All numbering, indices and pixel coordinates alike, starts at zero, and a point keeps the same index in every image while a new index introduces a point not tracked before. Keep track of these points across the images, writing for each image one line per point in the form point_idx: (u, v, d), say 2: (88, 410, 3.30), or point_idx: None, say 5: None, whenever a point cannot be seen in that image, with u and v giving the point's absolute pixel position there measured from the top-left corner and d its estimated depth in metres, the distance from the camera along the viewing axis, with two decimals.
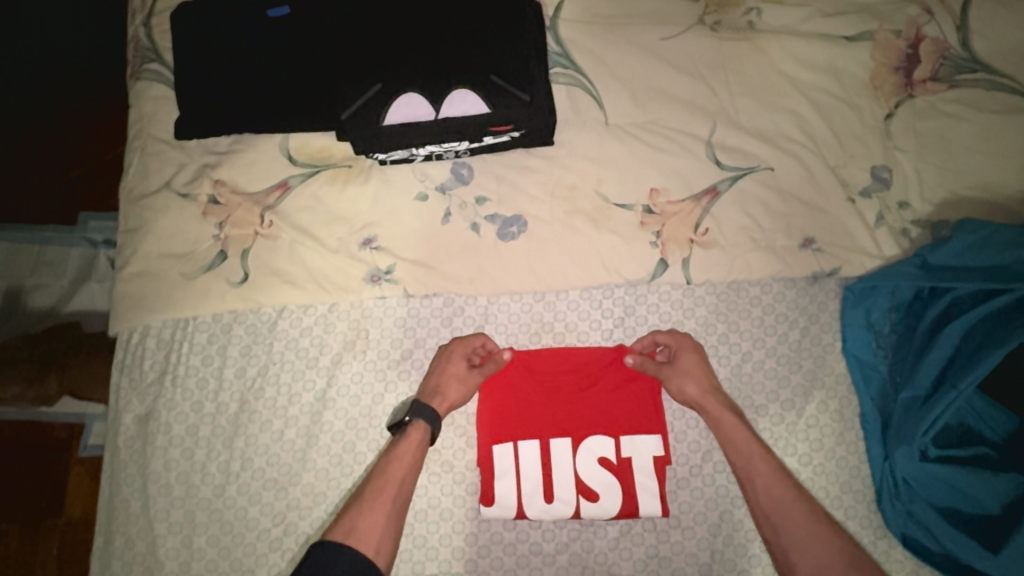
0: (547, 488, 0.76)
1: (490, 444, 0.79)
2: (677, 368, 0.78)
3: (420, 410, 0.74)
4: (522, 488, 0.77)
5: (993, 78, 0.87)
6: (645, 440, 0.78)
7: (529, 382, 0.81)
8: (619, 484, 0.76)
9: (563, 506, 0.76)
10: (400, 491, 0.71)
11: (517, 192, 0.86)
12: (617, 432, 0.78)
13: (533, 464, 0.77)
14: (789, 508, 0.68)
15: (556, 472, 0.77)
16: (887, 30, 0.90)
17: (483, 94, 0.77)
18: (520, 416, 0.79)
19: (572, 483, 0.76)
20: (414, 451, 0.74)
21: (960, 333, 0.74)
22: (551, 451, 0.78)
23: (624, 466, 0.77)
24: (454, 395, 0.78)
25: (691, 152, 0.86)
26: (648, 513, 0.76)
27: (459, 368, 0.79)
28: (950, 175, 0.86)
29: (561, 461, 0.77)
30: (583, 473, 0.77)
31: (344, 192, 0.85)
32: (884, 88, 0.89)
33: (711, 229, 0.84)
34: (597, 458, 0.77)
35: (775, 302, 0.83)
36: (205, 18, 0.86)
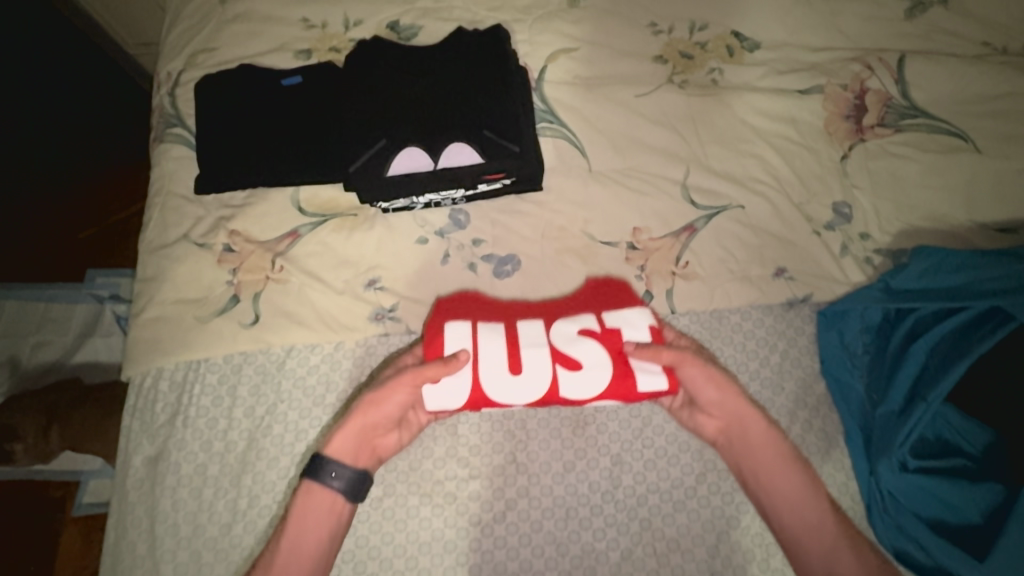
0: (514, 362, 0.74)
1: (446, 332, 0.77)
2: (695, 378, 0.75)
3: (323, 468, 0.72)
4: (492, 361, 0.74)
5: (931, 122, 0.98)
6: (632, 313, 0.79)
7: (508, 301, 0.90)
8: (608, 356, 0.75)
9: (537, 376, 0.73)
10: (317, 560, 0.70)
11: (511, 235, 0.93)
12: (601, 312, 0.81)
13: (500, 342, 0.76)
14: (805, 511, 0.71)
15: (523, 346, 0.75)
16: (834, 84, 1.02)
17: (477, 147, 0.84)
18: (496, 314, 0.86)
19: (546, 357, 0.74)
20: (320, 508, 0.72)
21: (925, 351, 0.79)
22: (521, 330, 0.77)
23: (610, 338, 0.76)
24: (368, 418, 0.74)
25: (668, 193, 0.95)
26: (648, 386, 0.73)
27: (375, 396, 0.74)
28: (904, 208, 0.95)
29: (532, 338, 0.76)
30: (561, 343, 0.76)
31: (350, 238, 0.92)
32: (837, 133, 1.00)
33: (691, 262, 0.91)
34: (578, 331, 0.77)
35: (755, 329, 0.89)
36: (226, 87, 0.96)
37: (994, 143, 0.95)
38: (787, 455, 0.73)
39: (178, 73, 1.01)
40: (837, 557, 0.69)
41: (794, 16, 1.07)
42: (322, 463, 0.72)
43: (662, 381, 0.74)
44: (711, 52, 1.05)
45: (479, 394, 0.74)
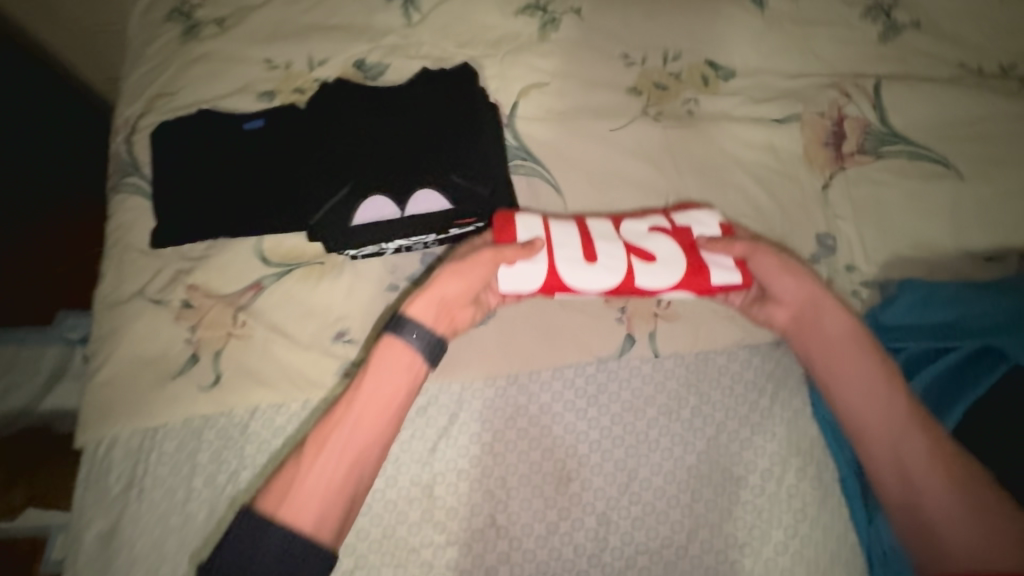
0: (589, 251, 0.79)
1: (519, 218, 0.81)
2: (767, 270, 0.81)
3: (406, 327, 0.71)
4: (569, 253, 0.79)
5: (911, 147, 0.96)
6: (699, 214, 0.85)
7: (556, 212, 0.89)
8: (678, 249, 0.81)
9: (613, 263, 0.79)
10: (385, 433, 0.69)
11: None
12: (668, 214, 0.87)
13: (574, 232, 0.81)
14: (877, 396, 0.73)
15: (596, 237, 0.81)
16: (812, 111, 1.00)
17: (445, 193, 0.81)
18: (559, 216, 0.87)
19: (621, 249, 0.80)
20: (397, 369, 0.71)
21: (920, 392, 0.76)
22: (591, 226, 0.82)
23: (682, 235, 0.82)
24: (452, 288, 0.75)
25: None
26: (721, 276, 0.80)
27: (464, 266, 0.76)
28: (890, 236, 0.92)
29: (604, 233, 0.82)
30: (635, 239, 0.82)
31: (317, 287, 0.88)
32: (817, 161, 0.98)
33: (673, 302, 0.87)
34: (648, 229, 0.83)
35: (743, 370, 0.85)
36: (183, 133, 0.92)
37: (976, 168, 0.93)
38: (866, 347, 0.75)
39: (134, 118, 0.97)
40: (903, 435, 0.70)
41: (771, 39, 1.05)
42: (403, 321, 0.71)
43: (734, 276, 0.80)
44: (686, 81, 1.03)
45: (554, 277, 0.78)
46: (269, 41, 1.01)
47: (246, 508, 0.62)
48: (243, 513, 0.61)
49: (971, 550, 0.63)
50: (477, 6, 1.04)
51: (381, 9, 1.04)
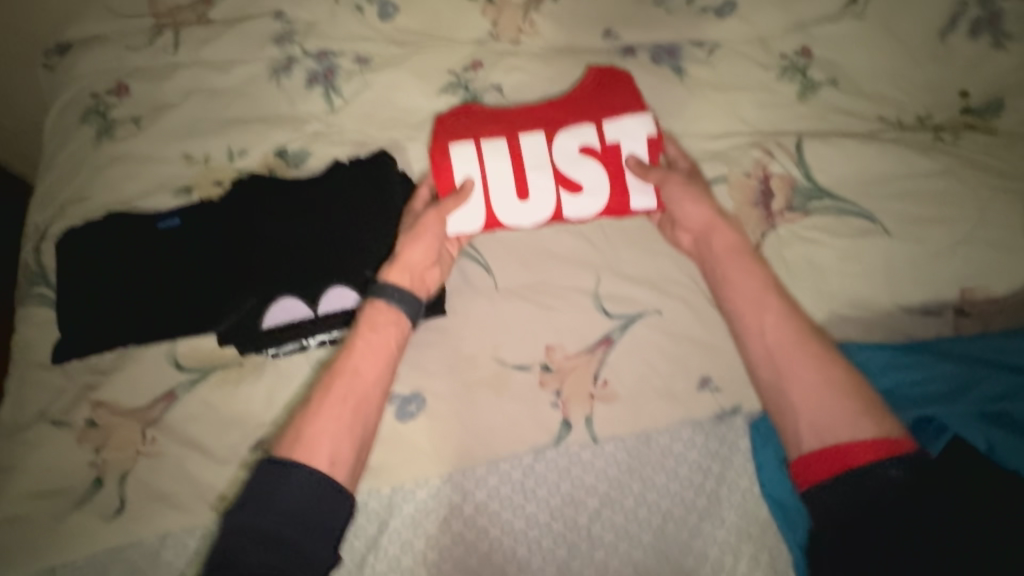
0: (522, 187, 0.89)
1: (456, 155, 0.88)
2: (676, 198, 0.87)
3: (381, 289, 0.77)
4: (504, 187, 0.89)
5: (839, 203, 0.96)
6: (624, 123, 0.92)
7: (496, 112, 0.94)
8: (602, 171, 0.91)
9: (544, 195, 0.89)
10: (377, 379, 0.74)
11: (416, 370, 0.85)
12: (599, 123, 0.92)
13: (509, 162, 0.89)
14: (763, 300, 0.76)
15: (529, 167, 0.89)
16: (738, 172, 1.00)
17: (357, 290, 0.82)
18: (499, 128, 0.92)
19: (550, 181, 0.90)
20: (378, 325, 0.76)
21: None
22: (527, 151, 0.89)
23: (607, 154, 0.91)
24: (414, 253, 0.81)
25: (579, 306, 0.89)
26: (640, 202, 0.91)
27: (415, 231, 0.82)
28: (827, 295, 0.91)
29: (538, 158, 0.89)
30: (565, 169, 0.90)
31: (236, 393, 0.82)
32: (750, 221, 0.96)
33: (610, 381, 0.84)
34: (579, 151, 0.91)
35: (687, 450, 0.81)
36: (92, 238, 0.88)
37: (906, 226, 0.92)
38: (748, 261, 0.79)
39: (46, 225, 0.94)
40: (795, 341, 0.73)
41: (694, 102, 1.05)
42: (386, 287, 0.78)
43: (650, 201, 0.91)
44: None
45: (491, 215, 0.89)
46: (187, 137, 1.00)
47: (268, 459, 0.66)
48: (262, 462, 0.66)
49: (819, 423, 0.68)
50: (400, 90, 1.04)
51: (303, 97, 1.03)
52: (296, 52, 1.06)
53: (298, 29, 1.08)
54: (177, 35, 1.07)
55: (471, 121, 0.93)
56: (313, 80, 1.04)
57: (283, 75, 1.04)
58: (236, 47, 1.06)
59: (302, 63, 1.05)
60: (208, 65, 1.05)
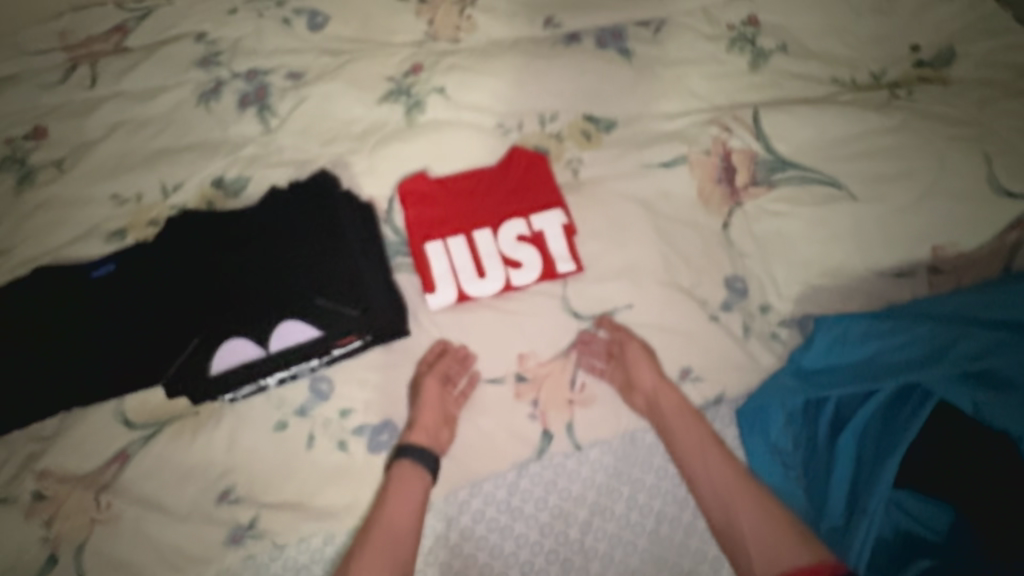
0: (479, 268, 0.86)
1: (431, 256, 0.86)
2: (636, 357, 0.80)
3: (404, 451, 0.73)
4: (461, 277, 0.85)
5: (803, 172, 0.93)
6: (552, 212, 0.90)
7: (446, 192, 0.91)
8: (538, 255, 0.87)
9: (495, 281, 0.86)
10: (411, 531, 0.71)
11: (384, 395, 0.81)
12: (526, 212, 0.90)
13: (464, 254, 0.87)
14: (705, 450, 0.73)
15: (482, 252, 0.87)
16: (697, 151, 0.96)
17: (310, 320, 0.78)
18: (447, 221, 0.89)
19: (499, 263, 0.87)
20: (407, 488, 0.73)
21: (853, 443, 0.72)
22: (477, 241, 0.88)
23: (540, 238, 0.88)
24: (423, 419, 0.76)
25: (548, 309, 0.85)
26: (567, 271, 0.87)
27: (420, 398, 0.77)
28: (799, 267, 0.88)
29: (485, 246, 0.88)
30: (507, 251, 0.88)
31: (193, 444, 0.77)
32: (714, 200, 0.94)
33: (588, 383, 0.81)
34: (517, 235, 0.88)
35: None
36: (18, 296, 0.82)
37: (871, 186, 0.89)
38: (693, 419, 0.76)
39: None
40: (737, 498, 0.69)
41: (646, 84, 1.02)
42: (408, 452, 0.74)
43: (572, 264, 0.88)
44: (567, 140, 0.99)
45: (430, 279, 0.85)
46: (114, 175, 0.93)
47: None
48: None
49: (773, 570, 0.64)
50: (337, 102, 0.99)
51: (235, 120, 0.97)
52: (223, 73, 1.00)
53: (223, 49, 1.02)
54: (93, 69, 1.01)
55: (420, 208, 0.90)
56: (244, 102, 0.98)
57: (211, 98, 0.98)
58: (158, 75, 1.00)
59: (231, 84, 0.99)
60: (129, 97, 0.99)
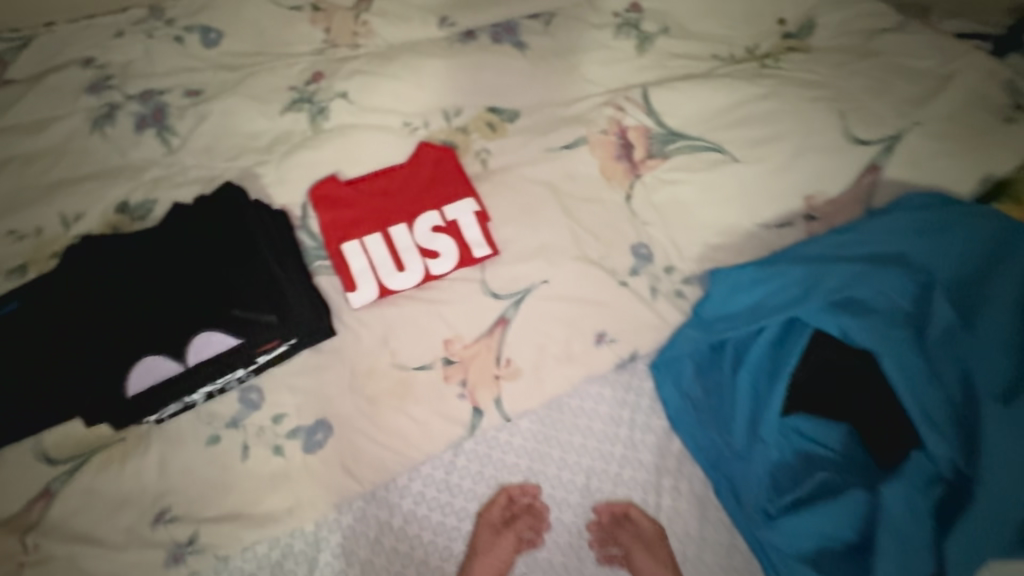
0: (398, 262, 0.89)
1: (349, 256, 0.88)
2: (644, 563, 0.75)
3: None
4: (381, 272, 0.88)
5: (692, 142, 1.00)
6: (464, 203, 0.94)
7: (360, 193, 0.94)
8: (454, 244, 0.91)
9: (414, 273, 0.89)
10: None
11: (315, 397, 0.82)
12: (439, 205, 0.94)
13: (382, 250, 0.90)
14: None
15: (400, 247, 0.90)
16: (595, 132, 1.03)
17: (228, 330, 0.78)
18: (362, 221, 0.91)
19: (417, 255, 0.90)
20: None
21: (750, 380, 0.79)
22: (393, 237, 0.91)
23: (454, 228, 0.92)
24: None
25: (468, 295, 0.89)
26: (483, 256, 0.91)
27: (480, 553, 0.75)
28: (696, 229, 0.96)
29: (402, 240, 0.91)
30: (424, 243, 0.91)
31: (122, 472, 0.76)
32: (615, 176, 1.01)
33: (512, 358, 0.85)
34: (431, 227, 0.92)
35: (598, 406, 0.85)
36: None
37: (750, 149, 0.95)
38: None
39: None
40: None
41: (543, 75, 1.08)
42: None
43: (487, 248, 0.92)
44: (473, 133, 1.03)
45: (350, 278, 0.88)
46: (8, 211, 0.90)
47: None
48: None
49: None
50: (240, 116, 0.99)
51: (135, 143, 0.96)
52: (117, 97, 0.98)
53: (115, 73, 1.00)
54: None
55: (335, 210, 0.92)
56: (142, 124, 0.97)
57: (107, 123, 0.97)
58: (47, 105, 0.97)
59: (126, 108, 0.98)
60: (17, 130, 0.96)
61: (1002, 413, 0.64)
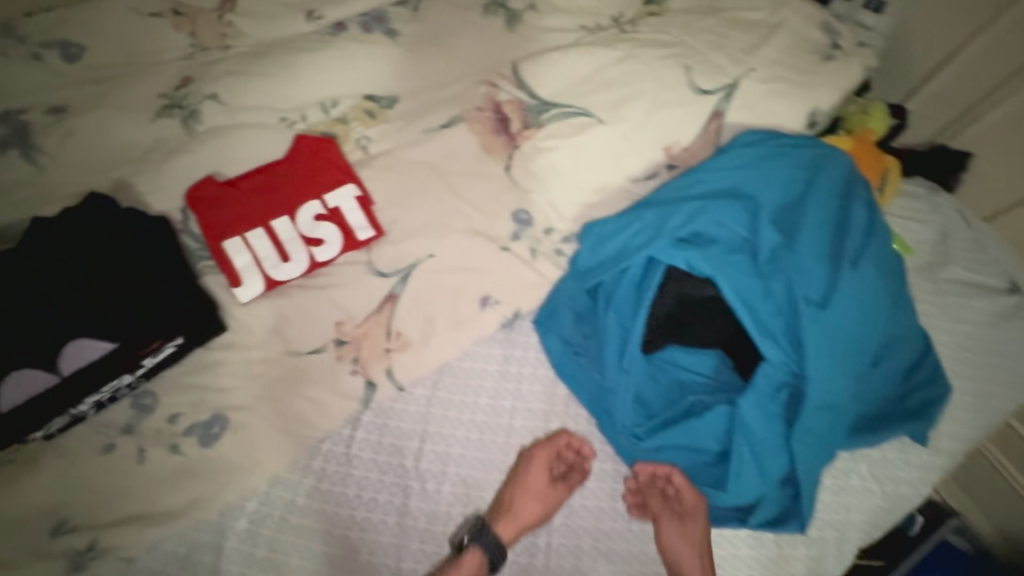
0: (282, 253, 0.91)
1: (231, 252, 0.89)
2: (669, 530, 0.79)
3: (483, 537, 0.76)
4: (266, 264, 0.90)
5: (565, 109, 1.00)
6: (345, 189, 0.96)
7: (240, 190, 0.94)
8: (338, 230, 0.93)
9: (299, 262, 0.91)
10: None
11: (209, 393, 0.84)
12: (320, 193, 0.95)
13: (265, 243, 0.91)
14: None
15: (283, 239, 0.92)
16: (470, 109, 1.05)
17: (104, 334, 0.79)
18: (243, 217, 0.92)
19: (301, 245, 0.92)
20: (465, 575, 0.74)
21: (617, 319, 0.85)
22: (276, 229, 0.92)
23: (337, 214, 0.94)
24: (523, 508, 0.80)
25: (356, 277, 0.91)
26: (367, 238, 0.94)
27: (527, 484, 0.81)
28: (576, 190, 0.98)
29: (285, 232, 0.92)
30: (308, 232, 0.93)
31: (11, 491, 0.75)
32: (495, 150, 1.03)
33: (403, 331, 0.88)
34: (314, 216, 0.94)
35: (487, 365, 0.90)
36: None
37: (614, 111, 0.97)
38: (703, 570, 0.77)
39: None
40: None
41: (417, 60, 1.11)
42: (489, 534, 0.77)
43: (370, 230, 0.94)
44: (352, 122, 1.05)
45: (235, 273, 0.88)
46: None
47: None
48: None
49: None
50: (110, 128, 0.98)
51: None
52: None
53: None
54: None
55: (214, 209, 0.93)
56: (5, 144, 0.95)
57: None
58: None
59: None
60: None
61: (816, 316, 0.75)
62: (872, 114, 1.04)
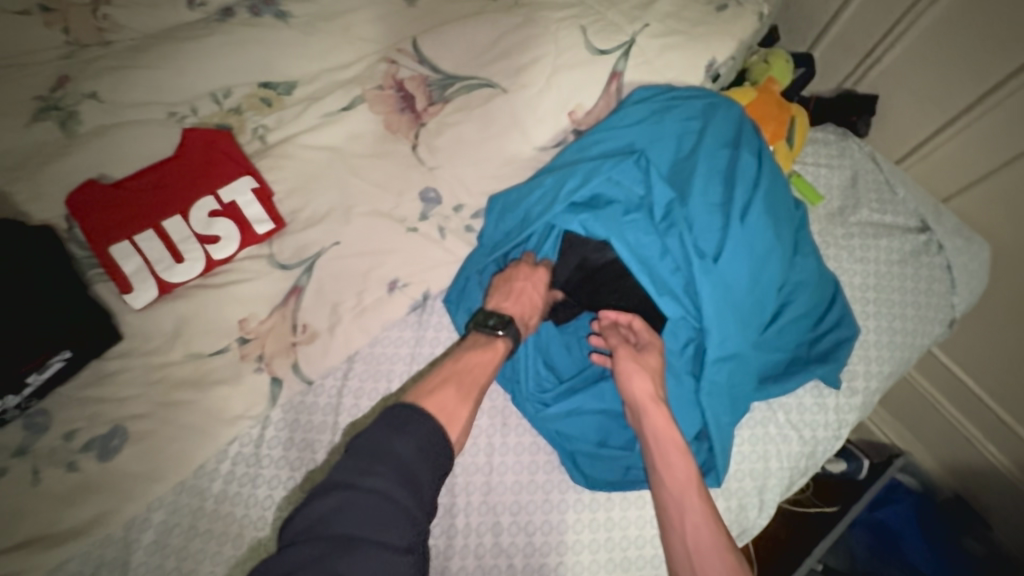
0: (174, 253, 0.87)
1: (119, 257, 0.84)
2: (623, 367, 0.76)
3: (511, 327, 0.80)
4: (157, 267, 0.86)
5: (466, 82, 0.97)
6: (240, 182, 0.91)
7: (125, 189, 0.88)
8: (234, 225, 0.89)
9: (195, 261, 0.87)
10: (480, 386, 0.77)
11: (108, 404, 0.80)
12: (213, 188, 0.90)
13: (156, 245, 0.86)
14: (667, 445, 0.72)
15: (175, 238, 0.87)
16: (371, 88, 0.99)
17: None
18: (129, 218, 0.86)
19: (195, 243, 0.88)
20: (494, 357, 0.79)
21: None
22: (167, 229, 0.87)
23: (232, 208, 0.89)
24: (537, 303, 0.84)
25: (256, 272, 0.88)
26: (267, 231, 0.91)
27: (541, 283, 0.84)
28: (483, 165, 0.95)
29: (177, 231, 0.87)
30: (201, 230, 0.88)
31: None
32: (401, 128, 0.98)
33: (309, 323, 0.87)
34: (208, 213, 0.89)
35: (398, 349, 0.93)
36: None
37: (517, 78, 0.94)
38: (654, 409, 0.74)
39: None
40: (684, 489, 0.70)
41: (313, 39, 1.04)
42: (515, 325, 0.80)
43: (269, 222, 0.91)
44: (246, 112, 1.01)
45: (124, 280, 0.84)
46: None
47: (391, 406, 0.68)
48: (395, 406, 0.67)
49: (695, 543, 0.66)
50: None
51: None
52: None
53: None
54: None
55: (97, 211, 0.86)
56: None
57: None
58: None
59: None
60: None
61: (705, 268, 0.77)
62: (772, 64, 1.05)
